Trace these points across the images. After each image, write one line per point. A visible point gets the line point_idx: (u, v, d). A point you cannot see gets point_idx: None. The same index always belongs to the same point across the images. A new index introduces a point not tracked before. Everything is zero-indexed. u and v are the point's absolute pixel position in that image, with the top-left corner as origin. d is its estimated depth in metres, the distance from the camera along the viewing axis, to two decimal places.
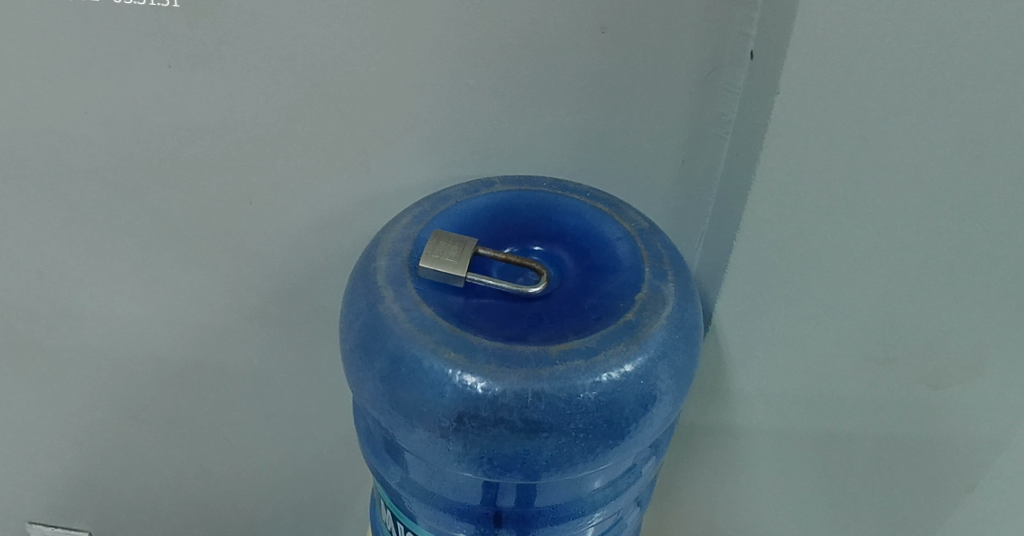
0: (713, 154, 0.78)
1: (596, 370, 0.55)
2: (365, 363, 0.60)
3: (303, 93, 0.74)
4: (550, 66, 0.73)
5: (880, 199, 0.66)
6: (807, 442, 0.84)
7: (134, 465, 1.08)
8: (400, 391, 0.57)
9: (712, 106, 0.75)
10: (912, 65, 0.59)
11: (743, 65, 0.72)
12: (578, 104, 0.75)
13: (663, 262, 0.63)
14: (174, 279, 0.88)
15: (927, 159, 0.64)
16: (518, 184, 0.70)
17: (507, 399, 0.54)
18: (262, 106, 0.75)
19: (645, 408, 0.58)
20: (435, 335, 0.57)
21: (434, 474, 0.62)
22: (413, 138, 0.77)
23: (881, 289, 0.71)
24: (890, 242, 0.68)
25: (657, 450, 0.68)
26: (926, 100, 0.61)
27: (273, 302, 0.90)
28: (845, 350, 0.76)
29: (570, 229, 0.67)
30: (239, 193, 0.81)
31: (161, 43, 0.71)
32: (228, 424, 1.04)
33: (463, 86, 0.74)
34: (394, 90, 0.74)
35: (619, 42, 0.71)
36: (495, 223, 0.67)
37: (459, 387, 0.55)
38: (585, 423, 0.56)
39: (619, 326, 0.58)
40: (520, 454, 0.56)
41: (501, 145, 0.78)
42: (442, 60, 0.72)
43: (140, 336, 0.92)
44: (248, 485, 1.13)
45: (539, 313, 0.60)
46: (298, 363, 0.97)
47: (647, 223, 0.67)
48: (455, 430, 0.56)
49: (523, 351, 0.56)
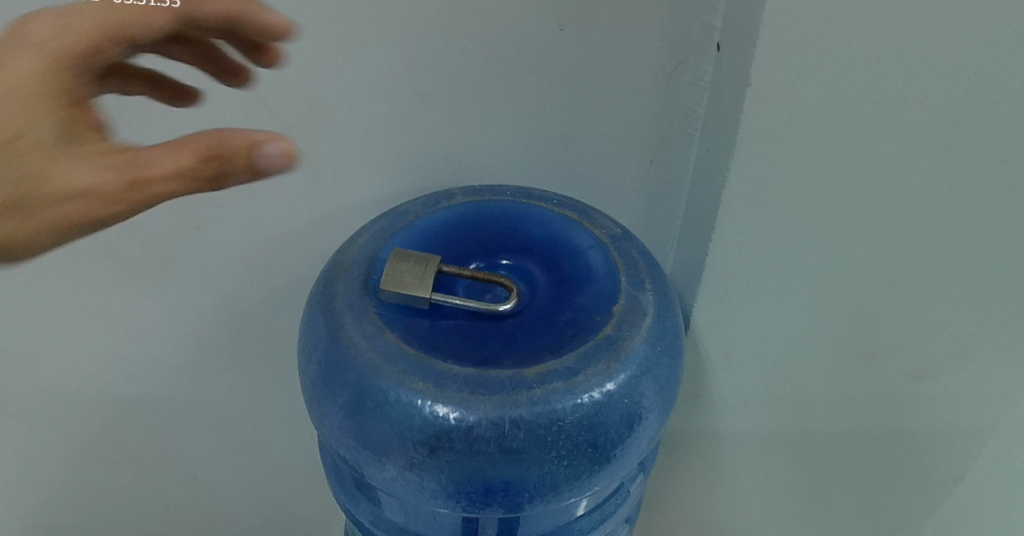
0: (679, 154, 0.75)
1: (577, 391, 0.52)
2: (327, 396, 0.55)
3: (246, 106, 0.69)
4: (509, 66, 0.69)
5: (842, 195, 0.65)
6: (785, 446, 0.82)
7: (88, 510, 1.00)
8: (367, 426, 0.53)
9: (680, 101, 0.72)
10: (885, 47, 0.57)
11: (710, 57, 0.69)
12: (540, 106, 0.72)
13: (638, 270, 0.60)
14: (121, 311, 0.82)
15: (877, 153, 0.62)
16: (480, 194, 0.66)
17: (482, 430, 0.50)
18: (202, 122, 0.70)
19: (631, 427, 0.54)
20: (400, 365, 0.52)
21: (408, 513, 0.58)
22: (368, 152, 0.73)
23: (847, 289, 0.69)
24: (856, 238, 0.66)
25: (643, 466, 0.64)
26: (874, 92, 0.59)
27: (231, 331, 0.85)
28: (813, 351, 0.74)
29: (539, 239, 0.63)
30: (186, 220, 0.76)
31: None
32: (191, 460, 0.98)
33: (416, 91, 0.69)
34: (344, 98, 0.69)
35: (579, 38, 0.68)
36: (458, 238, 0.63)
37: (430, 419, 0.51)
38: (570, 450, 0.52)
39: (597, 342, 0.54)
40: (499, 486, 0.52)
41: (462, 154, 0.74)
42: (394, 64, 0.68)
43: (89, 372, 0.86)
44: (215, 521, 1.07)
45: (512, 332, 0.56)
46: (260, 390, 0.92)
47: (620, 229, 0.64)
48: (428, 465, 0.52)
49: (497, 376, 0.52)
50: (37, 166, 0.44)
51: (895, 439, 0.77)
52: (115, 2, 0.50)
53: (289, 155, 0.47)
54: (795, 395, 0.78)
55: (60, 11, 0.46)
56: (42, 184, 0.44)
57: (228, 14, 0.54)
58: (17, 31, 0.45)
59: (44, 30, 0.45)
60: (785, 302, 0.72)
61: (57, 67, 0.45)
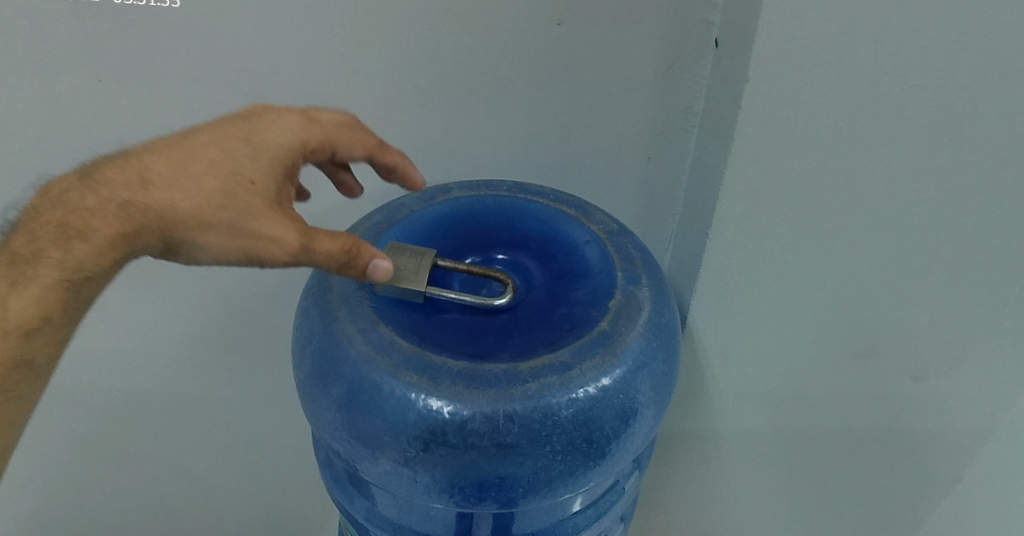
0: (677, 152, 0.75)
1: (571, 385, 0.51)
2: (321, 390, 0.55)
3: (242, 99, 0.69)
4: (506, 60, 0.69)
5: (840, 193, 0.64)
6: (782, 445, 0.82)
7: (82, 506, 1.00)
8: (361, 420, 0.53)
9: (677, 98, 0.72)
10: (881, 44, 0.56)
11: (708, 53, 0.69)
12: (537, 101, 0.71)
13: (635, 266, 0.59)
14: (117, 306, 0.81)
15: (874, 150, 0.61)
16: (476, 189, 0.66)
17: (476, 424, 0.50)
18: (198, 115, 0.69)
19: (626, 423, 0.54)
20: (394, 358, 0.52)
21: (402, 508, 0.58)
22: (364, 146, 0.72)
23: (844, 288, 0.69)
24: (854, 236, 0.66)
25: (638, 462, 0.64)
26: (872, 89, 0.59)
27: (226, 327, 0.85)
28: (810, 350, 0.74)
29: (535, 234, 0.63)
30: None
31: (89, 45, 0.65)
32: (185, 456, 0.98)
33: (413, 85, 0.69)
34: (340, 92, 0.69)
35: (577, 33, 0.68)
36: (454, 232, 0.63)
37: (423, 412, 0.50)
38: (565, 445, 0.52)
39: (592, 337, 0.54)
40: (493, 481, 0.51)
41: (459, 149, 0.74)
42: (390, 57, 0.67)
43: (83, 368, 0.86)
44: (209, 518, 1.07)
45: (507, 327, 0.57)
46: (255, 387, 0.91)
47: (617, 224, 0.64)
48: (422, 459, 0.51)
49: (492, 370, 0.51)
50: (252, 210, 0.52)
51: (891, 437, 0.77)
52: (310, 116, 0.59)
53: (387, 275, 0.53)
54: (791, 393, 0.77)
55: (295, 136, 0.57)
56: (253, 224, 0.52)
57: (367, 154, 0.61)
58: (259, 126, 0.56)
59: (284, 136, 0.56)
60: (782, 302, 0.72)
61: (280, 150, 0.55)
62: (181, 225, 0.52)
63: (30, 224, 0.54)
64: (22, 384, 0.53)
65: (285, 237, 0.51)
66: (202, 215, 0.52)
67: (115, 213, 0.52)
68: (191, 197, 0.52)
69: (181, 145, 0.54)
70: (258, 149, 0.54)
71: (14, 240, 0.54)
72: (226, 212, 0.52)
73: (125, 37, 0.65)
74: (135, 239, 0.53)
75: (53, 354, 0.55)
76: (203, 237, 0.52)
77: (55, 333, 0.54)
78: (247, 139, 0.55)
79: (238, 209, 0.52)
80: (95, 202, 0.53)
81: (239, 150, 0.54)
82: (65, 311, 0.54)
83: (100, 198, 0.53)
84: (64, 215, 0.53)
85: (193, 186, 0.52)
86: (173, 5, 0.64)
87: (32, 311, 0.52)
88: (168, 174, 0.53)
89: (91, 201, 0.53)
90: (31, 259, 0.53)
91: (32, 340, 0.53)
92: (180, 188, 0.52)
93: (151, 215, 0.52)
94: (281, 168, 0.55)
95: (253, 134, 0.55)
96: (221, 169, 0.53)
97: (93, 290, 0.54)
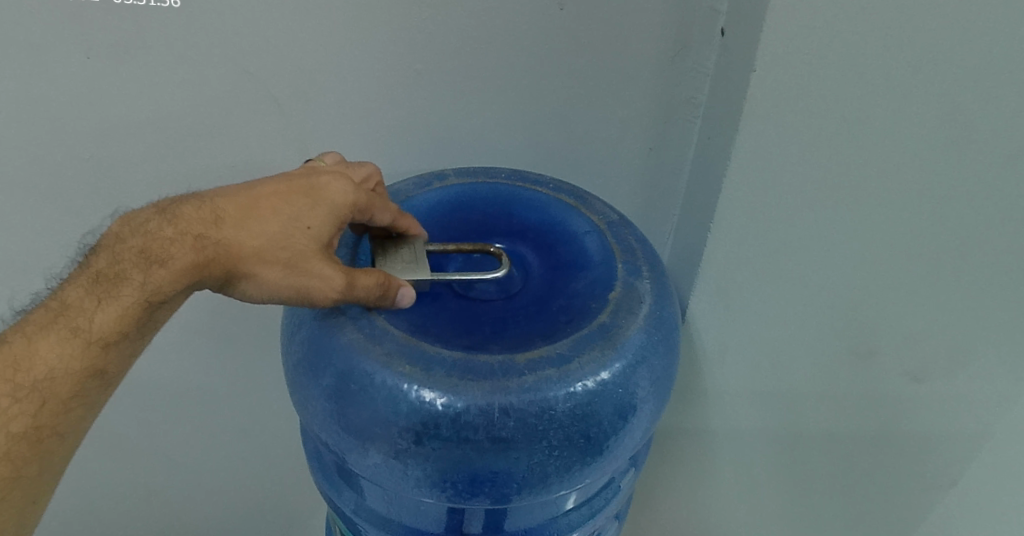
0: (679, 143, 0.74)
1: (569, 379, 0.50)
2: (311, 379, 0.53)
3: (236, 81, 0.67)
4: (507, 46, 0.67)
5: (845, 189, 0.63)
6: (778, 444, 0.80)
7: (65, 494, 0.98)
8: (351, 411, 0.51)
9: (681, 88, 0.70)
10: (893, 36, 0.55)
11: (714, 42, 0.67)
12: (538, 88, 0.70)
13: (635, 257, 0.58)
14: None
15: (882, 146, 0.60)
16: (473, 176, 0.64)
17: (470, 417, 0.48)
18: (190, 96, 0.67)
19: (624, 418, 0.53)
20: (386, 347, 0.51)
21: (392, 502, 0.56)
22: (361, 131, 0.71)
23: (847, 286, 0.68)
24: (859, 233, 0.65)
25: (635, 460, 0.62)
26: (881, 83, 0.57)
27: (214, 315, 0.83)
28: (810, 349, 0.72)
29: (533, 224, 0.62)
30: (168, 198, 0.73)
31: (75, 26, 0.62)
32: (171, 445, 0.96)
33: (411, 69, 0.67)
34: (333, 75, 0.67)
35: (580, 19, 0.66)
36: (450, 220, 0.62)
37: (416, 404, 0.49)
38: (561, 441, 0.50)
39: (591, 329, 0.52)
40: (487, 476, 0.50)
41: (457, 135, 0.72)
42: (387, 39, 0.65)
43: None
44: (195, 507, 1.05)
45: (504, 317, 0.55)
46: (243, 375, 0.89)
47: (617, 215, 0.62)
48: (414, 452, 0.50)
49: (487, 362, 0.50)
50: (309, 254, 0.51)
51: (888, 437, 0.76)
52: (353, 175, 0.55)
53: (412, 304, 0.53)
54: (790, 392, 0.76)
55: (348, 197, 0.53)
56: (308, 267, 0.51)
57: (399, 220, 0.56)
58: (316, 177, 0.53)
59: (347, 194, 0.53)
60: (783, 298, 0.70)
61: (333, 204, 0.53)
62: (242, 265, 0.51)
63: (111, 247, 0.53)
64: (94, 393, 0.54)
65: (343, 280, 0.50)
66: (262, 255, 0.51)
67: (187, 246, 0.51)
68: (256, 236, 0.51)
69: (248, 190, 0.53)
70: (318, 202, 0.52)
71: (97, 260, 0.53)
72: (286, 254, 0.51)
73: (113, 15, 0.62)
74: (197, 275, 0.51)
75: (123, 367, 0.54)
76: (260, 276, 0.51)
77: (124, 354, 0.53)
78: (311, 191, 0.52)
79: (296, 251, 0.51)
80: (171, 233, 0.52)
81: (303, 199, 0.52)
82: (136, 333, 0.53)
83: (176, 230, 0.52)
84: (144, 242, 0.52)
85: (260, 228, 0.51)
86: (174, 5, 0.62)
87: (106, 330, 0.52)
88: (237, 213, 0.52)
89: (168, 232, 0.52)
90: (111, 279, 0.52)
91: (107, 354, 0.53)
92: (247, 228, 0.51)
93: (218, 251, 0.51)
94: (339, 222, 0.53)
95: (316, 186, 0.53)
96: (286, 214, 0.52)
97: (158, 316, 0.53)
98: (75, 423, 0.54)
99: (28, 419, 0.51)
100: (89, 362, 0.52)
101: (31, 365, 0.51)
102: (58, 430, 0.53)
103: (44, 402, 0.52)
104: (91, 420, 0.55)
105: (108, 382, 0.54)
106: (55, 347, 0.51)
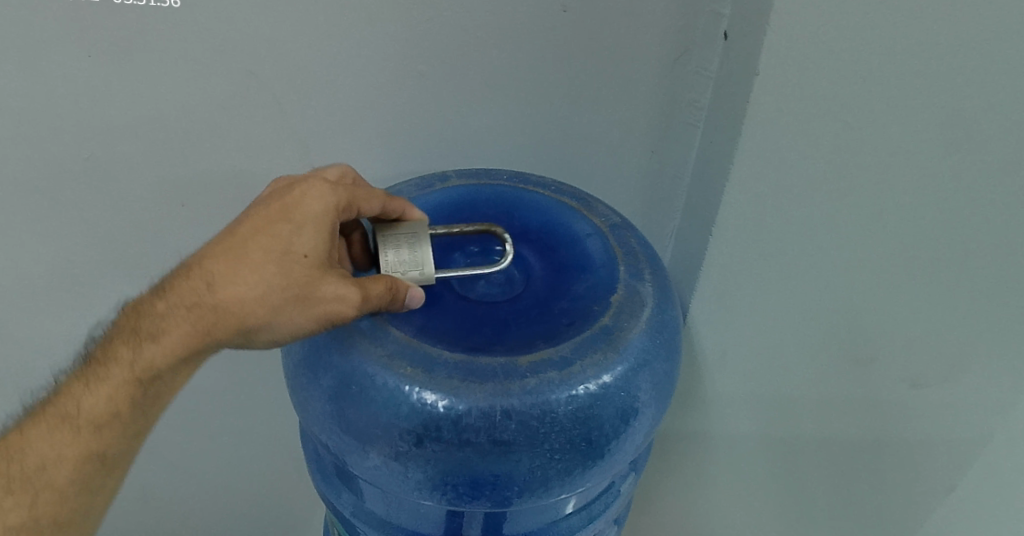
0: (681, 147, 0.74)
1: (571, 382, 0.50)
2: (312, 381, 0.53)
3: (239, 81, 0.66)
4: (511, 48, 0.67)
5: (849, 194, 0.62)
6: (779, 450, 0.80)
7: None
8: (352, 412, 0.51)
9: (684, 91, 0.71)
10: (896, 41, 0.55)
11: (716, 46, 0.68)
12: (541, 91, 0.70)
13: (638, 260, 0.58)
14: (93, 300, 0.77)
15: (887, 152, 0.60)
16: (476, 177, 0.64)
17: (471, 419, 0.48)
18: (193, 96, 0.67)
19: (626, 422, 0.52)
20: (389, 348, 0.51)
21: (391, 505, 0.56)
22: (364, 132, 0.70)
23: (852, 293, 0.67)
24: (864, 240, 0.64)
25: (635, 464, 0.62)
26: (885, 88, 0.57)
27: None
28: (812, 355, 0.72)
29: (535, 226, 0.61)
30: (171, 197, 0.73)
31: (78, 25, 0.62)
32: (166, 456, 0.94)
33: (414, 70, 0.67)
34: (336, 76, 0.67)
35: (583, 22, 0.66)
36: (452, 221, 0.61)
37: (417, 406, 0.49)
38: (563, 444, 0.50)
39: (593, 332, 0.52)
40: (487, 480, 0.50)
41: (460, 137, 0.72)
42: (391, 40, 0.65)
43: (51, 364, 0.80)
44: (188, 521, 1.02)
45: (506, 319, 0.55)
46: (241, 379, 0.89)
47: (619, 218, 0.62)
48: (415, 455, 0.50)
49: (489, 364, 0.50)
50: (315, 280, 0.50)
51: (890, 447, 0.74)
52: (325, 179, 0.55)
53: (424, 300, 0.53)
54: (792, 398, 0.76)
55: (328, 204, 0.53)
56: (316, 291, 0.50)
57: (386, 210, 0.56)
58: (291, 199, 0.53)
59: (324, 201, 0.53)
60: (784, 300, 0.70)
61: (318, 219, 0.52)
62: (254, 321, 0.50)
63: (109, 334, 0.53)
64: (96, 482, 0.51)
65: (353, 292, 0.50)
66: (267, 301, 0.50)
67: (183, 315, 0.51)
68: (254, 284, 0.50)
69: (230, 240, 0.52)
70: (302, 222, 0.52)
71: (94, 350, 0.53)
72: (291, 290, 0.50)
73: (117, 15, 0.62)
74: (198, 340, 0.51)
75: (125, 448, 0.52)
76: (273, 323, 0.51)
77: (125, 435, 0.51)
78: (289, 214, 0.52)
79: (301, 283, 0.50)
80: (163, 307, 0.52)
81: (287, 225, 0.52)
82: (134, 408, 0.51)
83: (168, 304, 0.52)
84: (137, 321, 0.52)
85: (255, 276, 0.50)
86: (173, 5, 0.62)
87: (99, 409, 0.50)
88: (226, 269, 0.51)
89: (160, 307, 0.52)
90: (103, 363, 0.51)
91: (104, 434, 0.51)
92: (241, 279, 0.50)
93: (219, 311, 0.50)
94: (329, 233, 0.53)
95: (289, 206, 0.53)
96: (275, 249, 0.51)
97: (163, 393, 0.52)
98: (79, 520, 0.50)
99: (24, 513, 0.49)
100: (85, 446, 0.50)
101: (23, 456, 0.49)
102: (56, 521, 0.49)
103: (38, 493, 0.49)
104: (98, 516, 0.52)
105: (112, 469, 0.52)
106: (47, 436, 0.50)
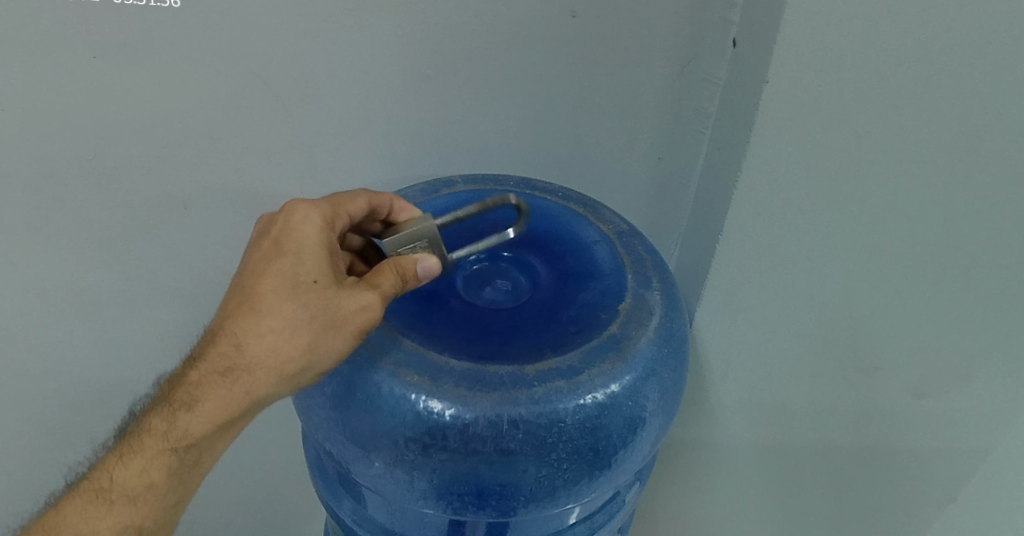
0: (688, 154, 0.73)
1: (580, 391, 0.49)
2: (317, 387, 0.53)
3: (244, 84, 0.65)
4: (519, 53, 0.67)
5: (857, 203, 0.62)
6: (784, 460, 0.79)
7: None
8: (357, 419, 0.51)
9: (690, 97, 0.71)
10: (910, 50, 0.55)
11: (726, 53, 0.67)
12: (548, 96, 0.70)
13: (646, 268, 0.58)
14: (88, 307, 0.75)
15: (897, 162, 0.59)
16: (482, 183, 0.64)
17: (478, 428, 0.48)
18: (196, 99, 0.66)
19: (634, 432, 0.52)
20: (394, 356, 0.50)
21: (395, 513, 0.56)
22: (368, 136, 0.70)
23: (859, 302, 0.67)
24: (872, 250, 0.64)
25: (640, 473, 0.62)
26: (896, 97, 0.57)
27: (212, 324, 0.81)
28: (819, 365, 0.71)
29: (541, 233, 0.60)
30: (172, 204, 0.71)
31: (82, 25, 0.61)
32: None
33: (419, 74, 0.67)
34: (342, 79, 0.66)
35: (592, 27, 0.66)
36: (457, 226, 0.60)
37: (424, 414, 0.48)
38: (570, 453, 0.50)
39: (601, 341, 0.52)
40: (493, 489, 0.49)
41: (465, 141, 0.72)
42: (398, 43, 0.65)
43: (49, 371, 0.78)
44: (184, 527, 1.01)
45: (513, 326, 0.54)
46: None
47: (627, 225, 0.62)
48: (421, 463, 0.49)
49: (497, 373, 0.49)
50: (334, 299, 0.49)
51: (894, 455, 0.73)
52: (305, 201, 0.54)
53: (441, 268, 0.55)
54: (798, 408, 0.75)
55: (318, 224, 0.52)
56: (340, 310, 0.49)
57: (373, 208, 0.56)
58: (283, 231, 0.51)
59: (314, 223, 0.52)
60: (790, 310, 0.70)
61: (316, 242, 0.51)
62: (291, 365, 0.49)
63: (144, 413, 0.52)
64: None
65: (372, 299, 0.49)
66: (296, 341, 0.48)
67: (216, 378, 0.49)
68: (279, 326, 0.48)
69: (240, 292, 0.50)
70: (301, 248, 0.50)
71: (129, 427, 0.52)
72: (317, 321, 0.48)
73: (121, 15, 0.61)
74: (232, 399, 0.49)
75: (161, 519, 0.51)
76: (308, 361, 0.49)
77: (162, 505, 0.51)
78: (283, 246, 0.50)
79: (324, 311, 0.49)
80: (193, 377, 0.50)
81: (288, 256, 0.50)
82: (171, 477, 0.50)
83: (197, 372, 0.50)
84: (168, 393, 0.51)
85: (273, 318, 0.48)
86: (173, 5, 0.61)
87: (132, 482, 0.50)
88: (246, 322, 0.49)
89: (190, 376, 0.50)
90: (134, 437, 0.51)
91: (140, 507, 0.50)
92: (265, 327, 0.48)
93: (252, 365, 0.49)
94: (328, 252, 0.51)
95: (280, 239, 0.51)
96: (285, 283, 0.49)
97: (201, 457, 0.51)
98: None
99: None
100: (121, 519, 0.49)
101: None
102: None
103: None
104: None
105: None
106: (84, 515, 0.49)
